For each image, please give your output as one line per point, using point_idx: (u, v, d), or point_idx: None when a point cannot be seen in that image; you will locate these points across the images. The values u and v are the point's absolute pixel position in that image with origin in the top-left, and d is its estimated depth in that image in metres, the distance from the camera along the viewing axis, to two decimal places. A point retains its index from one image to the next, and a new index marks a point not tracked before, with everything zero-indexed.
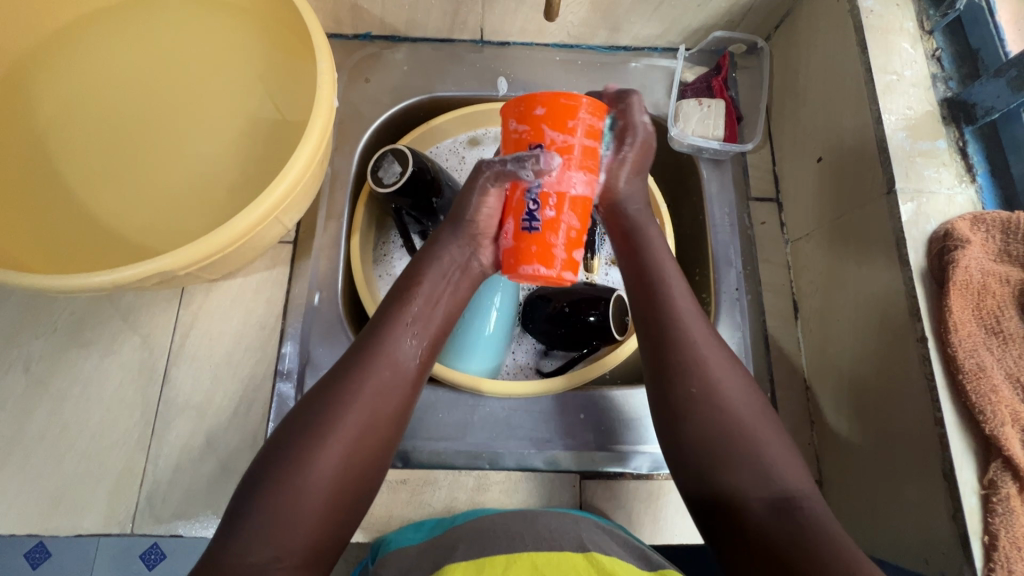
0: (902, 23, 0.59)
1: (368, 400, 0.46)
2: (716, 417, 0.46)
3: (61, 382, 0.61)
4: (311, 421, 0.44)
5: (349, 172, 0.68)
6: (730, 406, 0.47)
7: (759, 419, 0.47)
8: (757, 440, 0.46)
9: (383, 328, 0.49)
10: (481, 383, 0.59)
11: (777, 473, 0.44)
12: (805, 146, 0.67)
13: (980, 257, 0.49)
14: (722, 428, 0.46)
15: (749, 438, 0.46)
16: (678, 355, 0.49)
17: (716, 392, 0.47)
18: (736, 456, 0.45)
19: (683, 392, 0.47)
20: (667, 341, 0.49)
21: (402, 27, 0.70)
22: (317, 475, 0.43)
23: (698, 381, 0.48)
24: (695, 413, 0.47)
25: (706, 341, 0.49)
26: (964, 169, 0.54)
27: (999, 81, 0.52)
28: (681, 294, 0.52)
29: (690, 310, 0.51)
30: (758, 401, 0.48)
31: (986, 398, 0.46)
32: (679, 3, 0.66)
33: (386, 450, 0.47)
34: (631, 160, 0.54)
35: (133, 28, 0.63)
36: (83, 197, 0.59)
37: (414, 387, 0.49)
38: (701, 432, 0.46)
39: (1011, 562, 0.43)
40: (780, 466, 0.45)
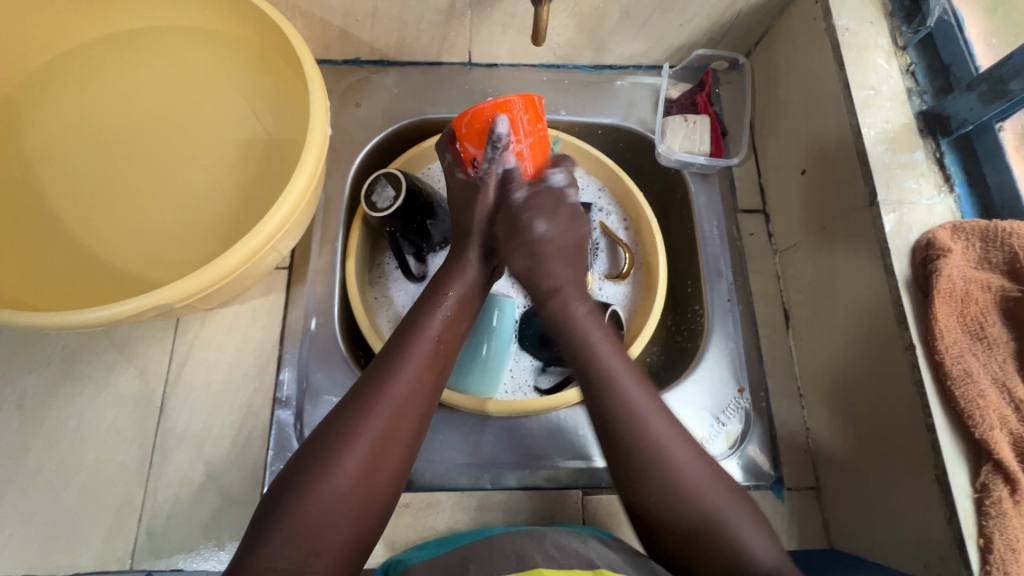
0: (876, 40, 0.61)
1: (394, 410, 0.46)
2: (687, 510, 0.46)
3: (55, 418, 0.60)
4: (337, 428, 0.45)
5: (343, 196, 0.69)
6: (696, 494, 0.47)
7: (725, 501, 0.47)
8: (722, 519, 0.46)
9: (408, 337, 0.50)
10: (487, 405, 0.60)
11: (748, 548, 0.45)
12: (789, 159, 0.69)
13: (962, 265, 0.50)
14: (693, 517, 0.46)
15: (721, 524, 0.46)
16: (637, 453, 0.48)
17: (687, 487, 0.47)
18: (715, 546, 0.46)
19: (648, 495, 0.47)
20: (618, 437, 0.49)
21: (391, 52, 0.71)
22: (342, 485, 0.42)
23: (660, 472, 0.47)
24: (664, 511, 0.47)
25: (665, 435, 0.49)
26: (942, 180, 0.56)
27: (972, 95, 0.54)
28: (626, 380, 0.51)
29: (640, 399, 0.50)
30: (715, 469, 0.49)
31: (974, 403, 0.47)
32: (662, 23, 0.68)
33: (410, 457, 0.47)
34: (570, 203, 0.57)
35: (121, 60, 0.63)
36: (77, 230, 0.59)
37: (436, 392, 0.49)
38: (671, 529, 0.47)
39: (1005, 564, 0.43)
40: (748, 532, 0.46)
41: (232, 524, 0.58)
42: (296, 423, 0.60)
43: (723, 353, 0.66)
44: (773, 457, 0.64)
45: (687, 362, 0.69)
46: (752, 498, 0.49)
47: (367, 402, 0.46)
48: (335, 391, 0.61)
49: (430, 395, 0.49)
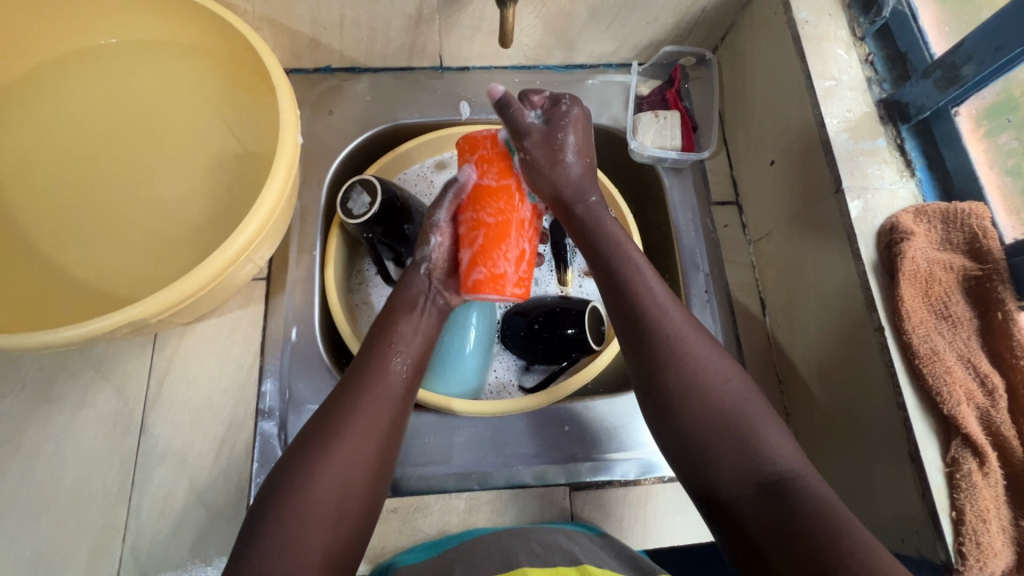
0: (835, 32, 0.62)
1: (360, 436, 0.46)
2: (696, 401, 0.47)
3: (32, 441, 0.59)
4: (310, 443, 0.45)
5: (318, 205, 0.69)
6: (710, 390, 0.47)
7: (749, 405, 0.47)
8: (743, 424, 0.46)
9: (371, 356, 0.52)
10: (451, 401, 0.60)
11: (766, 454, 0.45)
12: (758, 150, 0.70)
13: (925, 247, 0.52)
14: (709, 411, 0.47)
15: (737, 424, 0.46)
16: (652, 335, 0.49)
17: (704, 385, 0.47)
18: (736, 456, 0.45)
19: (663, 382, 0.48)
20: (642, 328, 0.50)
21: (362, 58, 0.71)
22: (321, 491, 0.43)
23: (680, 371, 0.48)
24: (685, 409, 0.47)
25: (685, 329, 0.50)
26: (903, 165, 0.57)
27: (927, 82, 0.56)
28: (654, 287, 0.51)
29: (664, 298, 0.51)
30: (743, 381, 0.49)
31: (941, 380, 0.48)
32: (628, 21, 0.69)
33: (383, 468, 0.47)
34: (574, 142, 0.54)
35: (87, 75, 0.62)
36: (46, 249, 0.58)
37: (404, 406, 0.51)
38: (689, 421, 0.47)
39: (977, 534, 0.45)
40: (773, 440, 0.46)
41: (218, 538, 0.58)
42: (280, 434, 0.60)
43: None
44: None
45: None
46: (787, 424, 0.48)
47: (333, 429, 0.46)
48: (319, 400, 0.61)
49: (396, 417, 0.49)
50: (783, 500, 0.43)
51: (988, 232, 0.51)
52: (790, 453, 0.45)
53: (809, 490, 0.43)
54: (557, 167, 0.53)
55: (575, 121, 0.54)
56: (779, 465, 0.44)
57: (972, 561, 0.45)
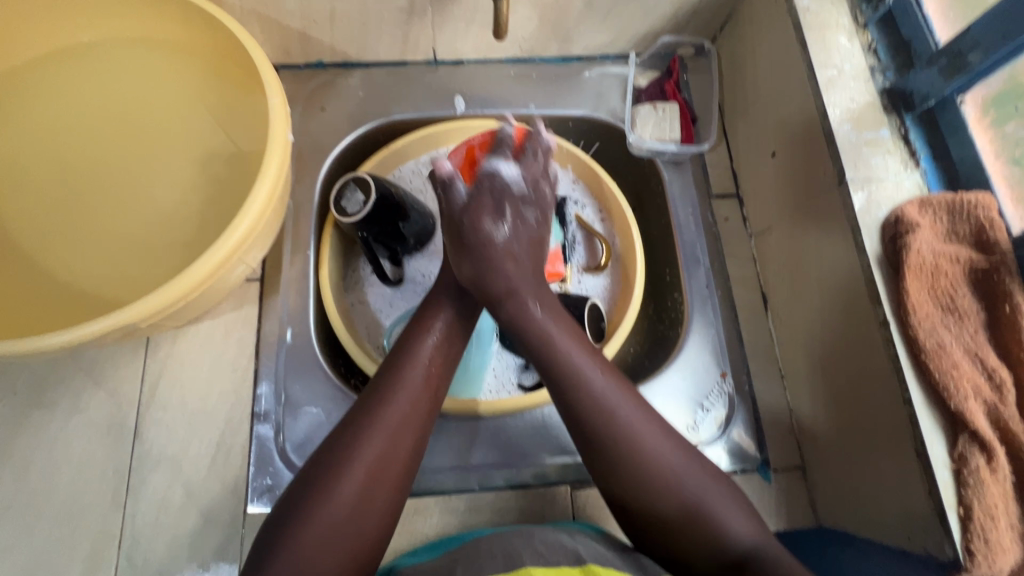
0: (837, 20, 0.61)
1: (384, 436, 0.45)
2: (651, 489, 0.47)
3: (24, 448, 0.58)
4: (331, 460, 0.44)
5: (312, 204, 0.67)
6: (663, 465, 0.48)
7: (704, 486, 0.47)
8: (704, 510, 0.46)
9: (394, 367, 0.49)
10: (477, 405, 0.61)
11: (725, 528, 0.46)
12: (759, 142, 0.69)
13: (930, 239, 0.51)
14: (671, 498, 0.47)
15: (699, 509, 0.46)
16: (596, 424, 0.48)
17: (656, 475, 0.47)
18: (698, 538, 0.46)
19: (619, 474, 0.48)
20: (581, 423, 0.49)
21: (354, 53, 0.69)
22: (341, 510, 0.42)
23: (633, 465, 0.48)
24: (641, 500, 0.47)
25: (616, 402, 0.49)
26: (908, 155, 0.56)
27: (931, 71, 0.55)
28: (584, 365, 0.50)
29: (607, 384, 0.49)
30: (688, 455, 0.49)
31: (948, 375, 0.47)
32: (625, 11, 0.67)
33: (405, 482, 0.46)
34: (534, 201, 0.54)
35: (71, 72, 0.60)
36: (34, 252, 0.57)
37: (430, 418, 0.49)
38: (653, 508, 0.47)
39: (985, 531, 0.44)
40: (730, 516, 0.46)
41: (215, 544, 0.57)
42: (276, 438, 0.59)
43: (705, 339, 0.66)
44: (758, 439, 0.64)
45: (669, 351, 0.69)
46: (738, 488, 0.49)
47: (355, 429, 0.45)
48: (315, 402, 0.60)
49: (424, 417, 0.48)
50: (750, 574, 0.44)
51: (995, 224, 0.50)
52: (746, 524, 0.46)
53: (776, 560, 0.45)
54: (513, 225, 0.53)
55: (506, 181, 0.53)
56: (740, 542, 0.45)
57: (980, 559, 0.44)
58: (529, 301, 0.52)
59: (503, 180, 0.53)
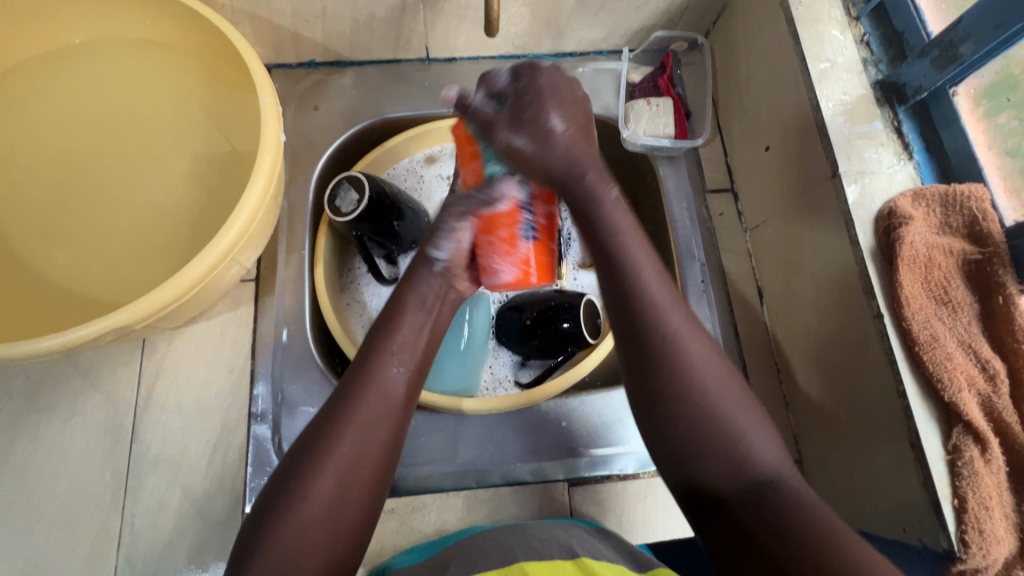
0: (829, 12, 0.61)
1: (354, 445, 0.44)
2: (694, 403, 0.45)
3: (21, 451, 0.58)
4: (305, 458, 0.43)
5: (306, 204, 0.67)
6: (711, 396, 0.45)
7: (746, 414, 0.45)
8: (736, 429, 0.44)
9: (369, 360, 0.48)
10: (462, 403, 0.59)
11: (751, 458, 0.43)
12: (753, 136, 0.69)
13: (924, 231, 0.51)
14: (709, 425, 0.44)
15: (732, 433, 0.44)
16: (649, 332, 0.46)
17: (699, 386, 0.45)
18: (724, 466, 0.43)
19: (657, 379, 0.46)
20: (641, 325, 0.47)
21: (346, 52, 0.69)
22: (316, 509, 0.41)
23: (676, 371, 0.45)
24: (692, 426, 0.44)
25: (681, 326, 0.47)
26: (901, 148, 0.56)
27: (924, 61, 0.55)
28: (652, 279, 0.48)
29: (664, 297, 0.48)
30: (737, 387, 0.46)
31: (942, 367, 0.47)
32: (618, 6, 0.67)
33: (381, 477, 0.45)
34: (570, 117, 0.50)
35: (63, 75, 0.60)
36: (29, 255, 0.57)
37: (404, 412, 0.48)
38: (683, 426, 0.45)
39: (979, 521, 0.44)
40: (760, 441, 0.44)
41: (214, 544, 0.57)
42: (273, 439, 0.59)
43: None
44: None
45: None
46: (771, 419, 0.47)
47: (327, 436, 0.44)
48: (312, 402, 0.60)
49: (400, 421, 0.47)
50: (767, 502, 0.42)
51: (988, 215, 0.50)
52: (776, 459, 0.44)
53: (796, 492, 0.42)
54: (541, 141, 0.49)
55: (552, 79, 0.50)
56: (762, 470, 0.43)
57: (974, 549, 0.44)
58: (613, 214, 0.50)
59: (553, 130, 0.49)
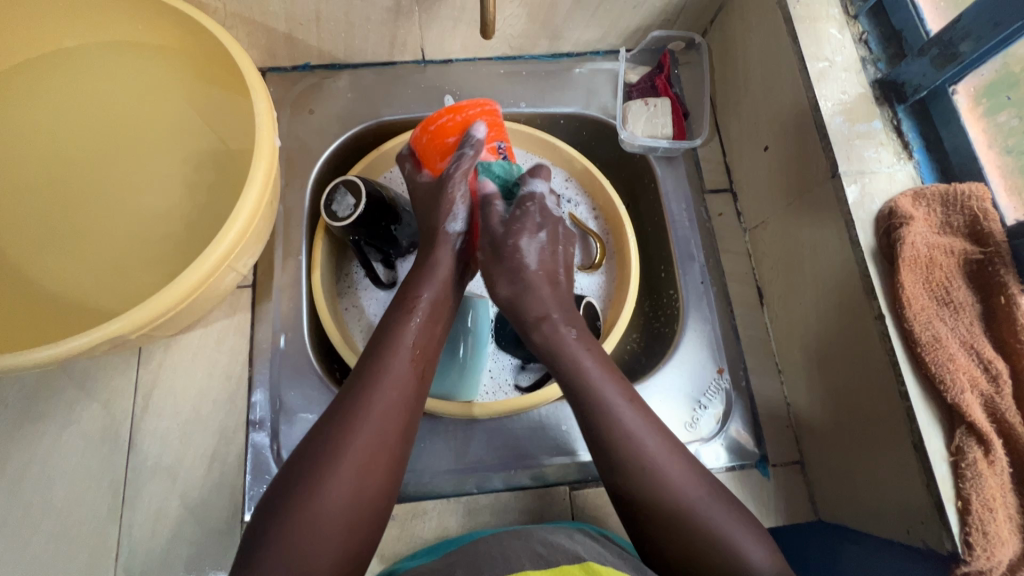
0: (827, 11, 0.60)
1: (360, 457, 0.43)
2: (686, 527, 0.45)
3: (17, 462, 0.58)
4: (319, 447, 0.43)
5: (303, 208, 0.67)
6: (698, 512, 0.46)
7: (732, 521, 0.46)
8: (729, 540, 0.45)
9: (381, 351, 0.49)
10: (473, 407, 0.59)
11: (747, 565, 0.44)
12: (752, 135, 0.68)
13: (925, 232, 0.51)
14: (697, 530, 0.45)
15: (724, 542, 0.45)
16: (627, 465, 0.47)
17: (684, 500, 0.46)
18: (725, 574, 0.44)
19: (648, 515, 0.46)
20: (617, 460, 0.48)
21: (341, 55, 0.69)
22: (334, 498, 0.41)
23: (663, 496, 0.46)
24: (676, 541, 0.45)
25: (657, 448, 0.48)
26: (901, 147, 0.56)
27: (923, 60, 0.54)
28: (620, 406, 0.49)
29: (635, 419, 0.49)
30: (711, 491, 0.47)
31: (945, 368, 0.47)
32: (614, 6, 0.66)
33: (398, 467, 0.46)
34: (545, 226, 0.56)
35: (55, 80, 0.60)
36: (22, 263, 0.57)
37: (418, 404, 0.48)
38: (673, 547, 0.45)
39: (984, 523, 0.44)
40: (750, 543, 0.45)
41: (214, 554, 0.57)
42: (272, 446, 0.59)
43: (701, 335, 0.66)
44: (756, 435, 0.64)
45: (666, 348, 0.68)
46: (755, 516, 0.48)
47: (330, 450, 0.43)
48: (310, 408, 0.60)
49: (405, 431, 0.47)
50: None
51: (989, 215, 0.49)
52: (762, 556, 0.45)
53: None
54: (516, 251, 0.54)
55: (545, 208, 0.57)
56: (756, 570, 0.44)
57: (979, 551, 0.44)
58: (567, 335, 0.52)
59: (524, 251, 0.54)
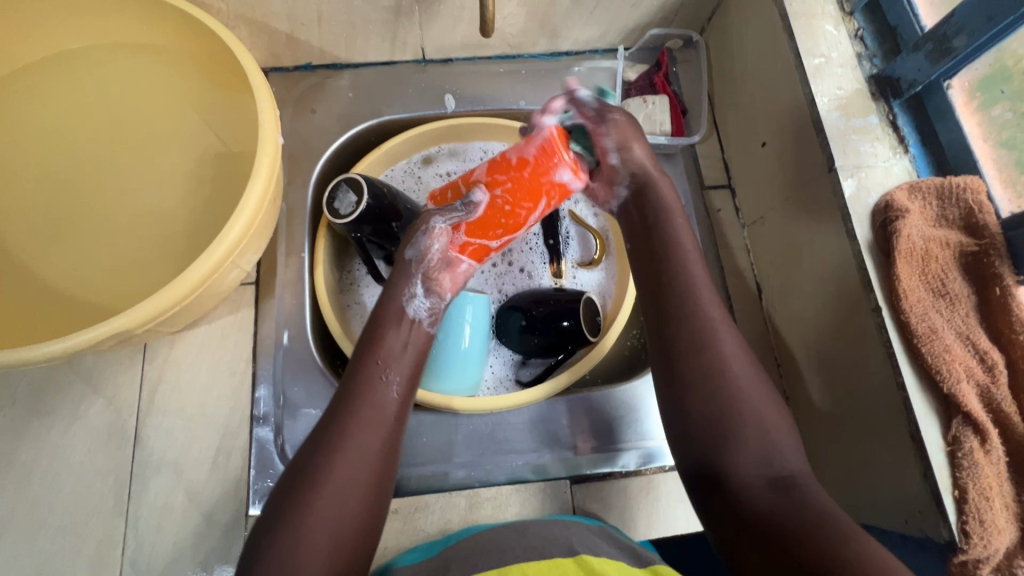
0: (824, 8, 0.61)
1: (344, 489, 0.42)
2: (721, 393, 0.43)
3: (25, 457, 0.58)
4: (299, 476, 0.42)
5: (305, 206, 0.67)
6: (741, 389, 0.44)
7: (767, 406, 0.44)
8: (764, 427, 0.42)
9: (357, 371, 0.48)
10: (453, 402, 0.60)
11: (778, 454, 0.42)
12: (750, 131, 0.69)
13: (920, 224, 0.51)
14: (729, 407, 0.43)
15: (756, 421, 0.42)
16: (704, 357, 0.45)
17: (729, 373, 0.44)
18: (740, 453, 0.42)
19: (691, 364, 0.45)
20: (683, 312, 0.47)
21: (342, 54, 0.69)
22: (315, 522, 0.40)
23: (703, 348, 0.45)
24: (712, 394, 0.44)
25: (723, 322, 0.46)
26: (897, 142, 0.56)
27: (919, 55, 0.55)
28: (716, 318, 0.46)
29: (699, 279, 0.49)
30: (763, 382, 0.45)
31: (940, 358, 0.47)
32: (612, 5, 0.67)
33: (385, 480, 0.45)
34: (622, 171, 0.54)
35: (62, 81, 0.60)
36: (30, 262, 0.57)
37: (400, 420, 0.47)
38: (707, 410, 0.43)
39: (980, 512, 0.45)
40: (785, 442, 0.42)
41: (219, 547, 0.57)
42: (276, 440, 0.60)
43: None
44: None
45: None
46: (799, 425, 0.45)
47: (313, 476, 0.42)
48: (313, 404, 0.61)
49: (388, 461, 0.45)
50: (794, 500, 0.39)
51: (984, 207, 0.50)
52: (799, 459, 0.42)
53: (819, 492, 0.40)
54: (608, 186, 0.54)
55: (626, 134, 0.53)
56: (792, 465, 0.41)
57: (975, 539, 0.44)
58: (678, 231, 0.52)
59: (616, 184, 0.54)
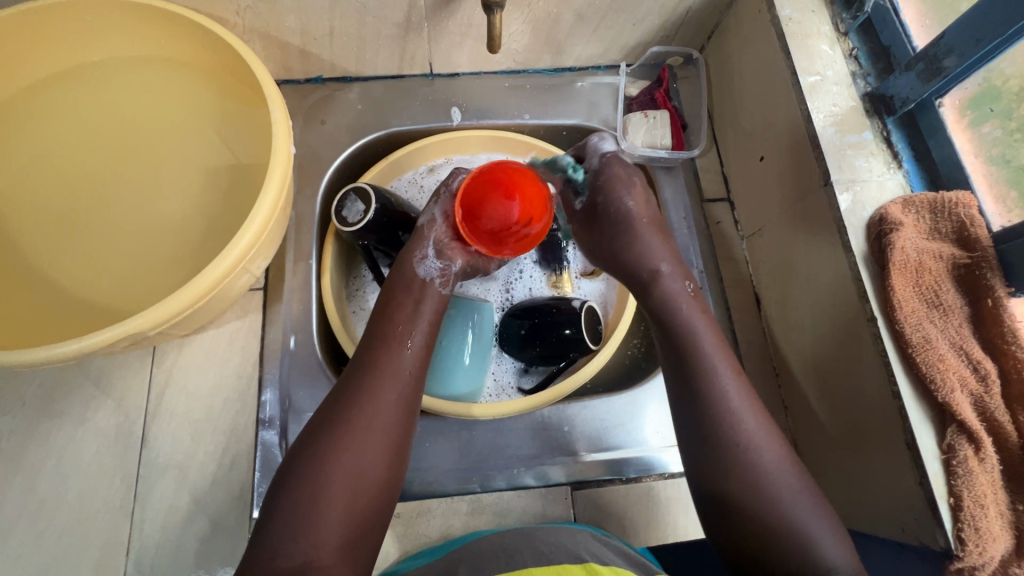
0: (819, 28, 0.63)
1: (351, 487, 0.44)
2: (753, 485, 0.47)
3: (34, 458, 0.59)
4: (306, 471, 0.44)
5: (313, 214, 0.69)
6: (772, 483, 0.47)
7: (802, 501, 0.47)
8: (803, 523, 0.46)
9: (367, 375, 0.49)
10: (472, 409, 0.60)
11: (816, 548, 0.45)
12: (748, 145, 0.71)
13: (914, 237, 0.53)
14: (762, 492, 0.47)
15: (793, 519, 0.46)
16: (696, 390, 0.50)
17: (755, 464, 0.47)
18: (790, 547, 0.45)
19: (727, 476, 0.48)
20: (704, 409, 0.50)
21: (352, 68, 0.71)
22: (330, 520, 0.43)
23: (737, 452, 0.48)
24: (745, 494, 0.47)
25: (749, 418, 0.49)
26: (891, 157, 0.58)
27: (910, 75, 0.56)
28: (716, 363, 0.51)
29: (711, 347, 0.52)
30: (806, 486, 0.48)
31: (935, 367, 0.49)
32: (615, 24, 0.69)
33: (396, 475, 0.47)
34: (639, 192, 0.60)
35: (81, 92, 0.62)
36: (44, 265, 0.59)
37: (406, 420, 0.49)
38: (745, 503, 0.47)
39: (975, 519, 0.45)
40: (825, 537, 0.45)
41: (222, 549, 0.58)
42: (281, 444, 0.61)
43: None
44: None
45: None
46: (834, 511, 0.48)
47: (316, 503, 0.43)
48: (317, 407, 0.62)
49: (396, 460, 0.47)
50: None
51: (976, 221, 0.51)
52: (837, 547, 0.45)
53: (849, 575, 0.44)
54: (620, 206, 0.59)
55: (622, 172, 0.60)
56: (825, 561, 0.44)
57: (971, 546, 0.45)
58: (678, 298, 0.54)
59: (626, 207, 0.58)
